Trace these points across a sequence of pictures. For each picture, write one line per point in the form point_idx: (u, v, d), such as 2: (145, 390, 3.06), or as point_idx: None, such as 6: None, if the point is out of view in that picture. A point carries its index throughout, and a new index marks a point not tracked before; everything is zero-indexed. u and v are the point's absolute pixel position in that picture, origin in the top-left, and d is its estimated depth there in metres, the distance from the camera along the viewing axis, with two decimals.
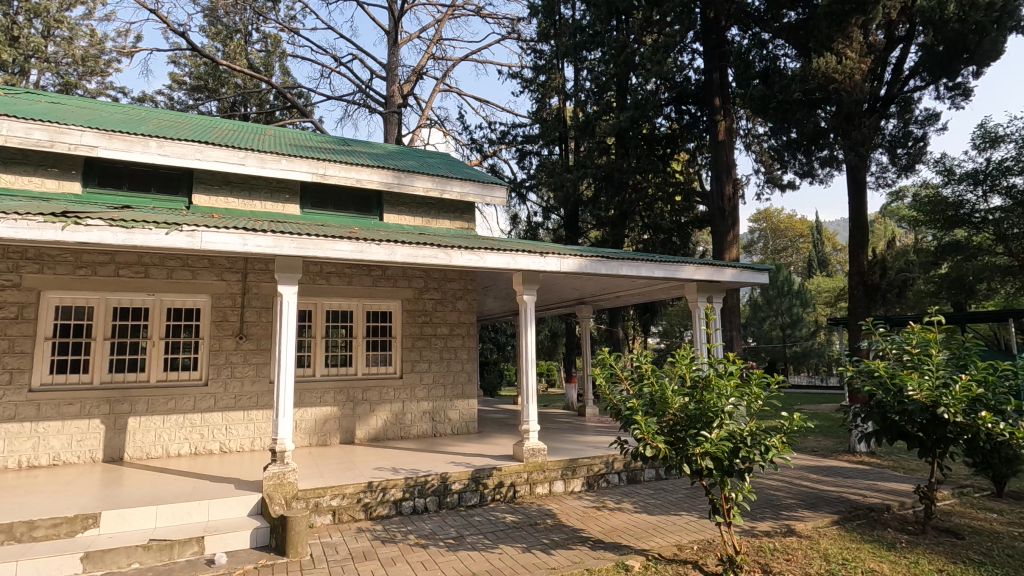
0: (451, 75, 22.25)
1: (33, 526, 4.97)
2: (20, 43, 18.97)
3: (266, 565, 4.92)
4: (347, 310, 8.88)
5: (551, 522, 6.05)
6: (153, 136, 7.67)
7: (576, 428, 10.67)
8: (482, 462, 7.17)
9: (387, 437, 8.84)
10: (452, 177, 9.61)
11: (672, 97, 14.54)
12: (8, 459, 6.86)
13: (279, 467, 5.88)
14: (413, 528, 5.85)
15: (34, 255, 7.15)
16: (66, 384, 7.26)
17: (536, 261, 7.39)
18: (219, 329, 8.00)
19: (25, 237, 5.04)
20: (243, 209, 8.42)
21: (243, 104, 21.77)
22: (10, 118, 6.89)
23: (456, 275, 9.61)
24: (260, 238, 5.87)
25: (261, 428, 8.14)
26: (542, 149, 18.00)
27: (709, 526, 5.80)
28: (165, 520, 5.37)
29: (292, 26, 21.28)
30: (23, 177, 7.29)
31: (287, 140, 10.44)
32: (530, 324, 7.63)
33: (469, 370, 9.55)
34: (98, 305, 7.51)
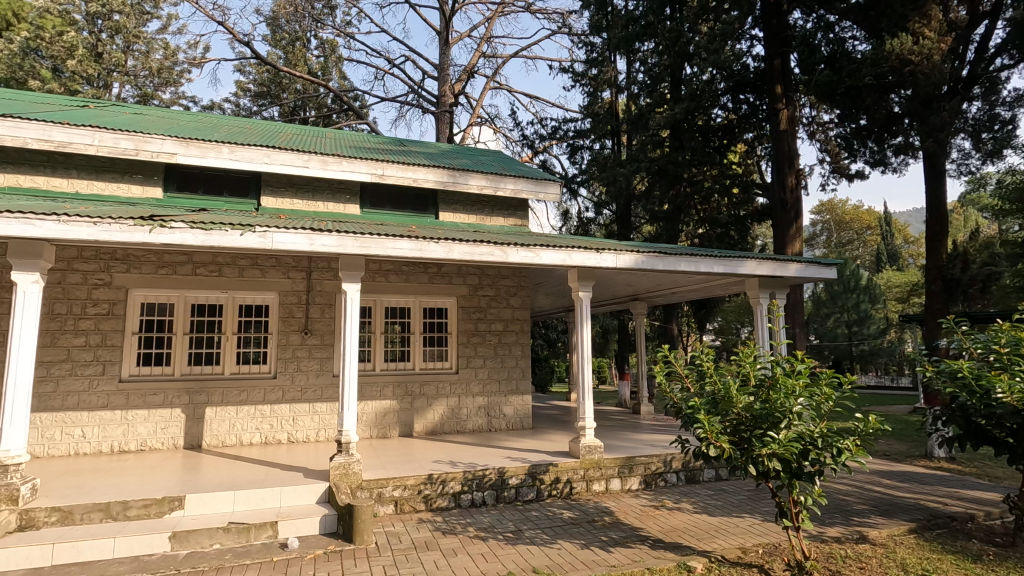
0: (501, 73, 22.31)
1: (127, 505, 5.38)
2: (104, 59, 20.41)
3: (334, 551, 5.14)
4: (405, 306, 9.11)
5: (608, 520, 6.02)
6: (225, 141, 8.06)
7: (631, 426, 10.51)
8: (538, 459, 7.20)
9: (443, 431, 9.03)
10: (506, 174, 9.67)
11: (730, 86, 13.91)
12: (102, 444, 7.47)
13: (344, 457, 6.13)
14: (472, 521, 5.97)
15: (122, 256, 7.72)
16: (151, 375, 7.81)
17: (592, 258, 7.32)
18: (286, 324, 8.38)
19: (117, 240, 5.48)
20: (307, 209, 8.77)
21: (303, 109, 22.57)
22: (101, 130, 7.49)
23: (510, 272, 9.66)
24: (325, 237, 6.12)
25: (326, 420, 8.48)
26: (593, 144, 17.77)
27: (774, 530, 5.61)
28: (242, 505, 5.70)
29: (348, 31, 21.98)
30: (112, 183, 7.87)
31: (347, 142, 10.81)
32: (585, 319, 7.58)
33: (523, 366, 9.59)
34: (178, 301, 8.02)
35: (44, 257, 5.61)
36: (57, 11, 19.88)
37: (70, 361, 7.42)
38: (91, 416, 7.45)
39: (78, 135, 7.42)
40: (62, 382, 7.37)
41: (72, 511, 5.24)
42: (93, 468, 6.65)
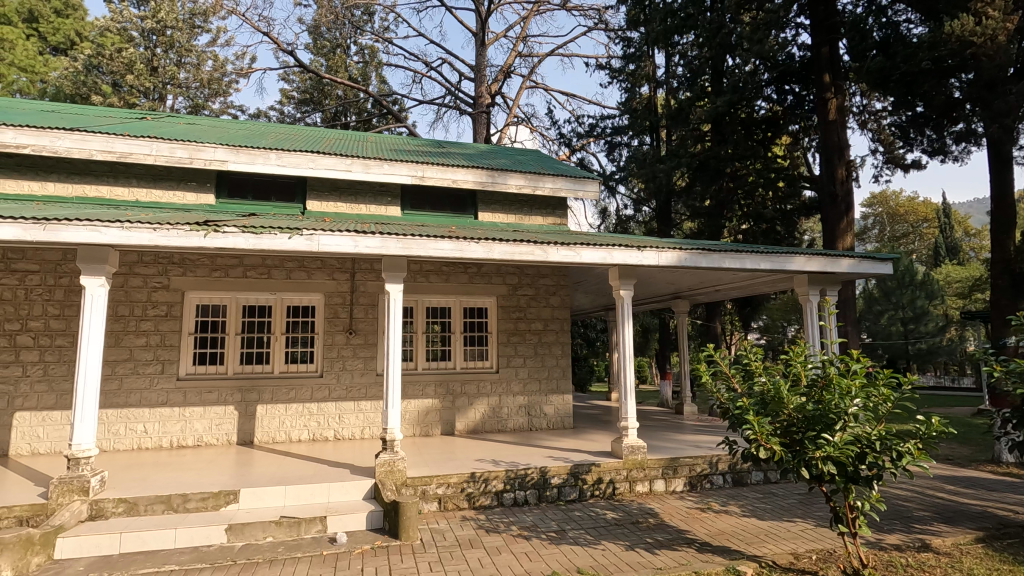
0: (537, 71, 22.24)
1: (187, 498, 5.64)
2: (159, 73, 21.37)
3: (381, 546, 5.24)
4: (445, 306, 9.21)
5: (653, 521, 5.94)
6: (273, 148, 8.35)
7: (674, 426, 10.32)
8: (581, 458, 7.16)
9: (484, 430, 9.08)
10: (545, 173, 9.65)
11: (774, 76, 13.21)
12: (163, 439, 7.86)
13: (389, 454, 6.25)
14: (515, 519, 5.99)
15: (179, 260, 8.09)
16: (207, 373, 8.16)
17: (634, 256, 7.23)
18: (332, 325, 8.61)
19: (175, 244, 5.76)
20: (350, 212, 8.98)
21: (344, 114, 23.10)
22: (158, 140, 7.86)
23: (550, 271, 9.65)
24: (369, 239, 6.26)
25: (370, 418, 8.67)
26: (632, 140, 17.52)
27: (828, 536, 5.40)
28: (292, 499, 5.88)
29: (386, 36, 22.36)
30: (169, 191, 8.25)
31: (388, 145, 11.00)
32: (627, 318, 7.48)
33: (563, 365, 9.55)
34: (230, 303, 8.34)
35: (109, 262, 5.94)
36: (116, 29, 21.01)
37: (133, 360, 7.82)
38: (152, 412, 7.84)
39: (138, 146, 7.83)
40: (126, 380, 7.78)
41: (136, 502, 5.52)
42: (154, 462, 7.00)
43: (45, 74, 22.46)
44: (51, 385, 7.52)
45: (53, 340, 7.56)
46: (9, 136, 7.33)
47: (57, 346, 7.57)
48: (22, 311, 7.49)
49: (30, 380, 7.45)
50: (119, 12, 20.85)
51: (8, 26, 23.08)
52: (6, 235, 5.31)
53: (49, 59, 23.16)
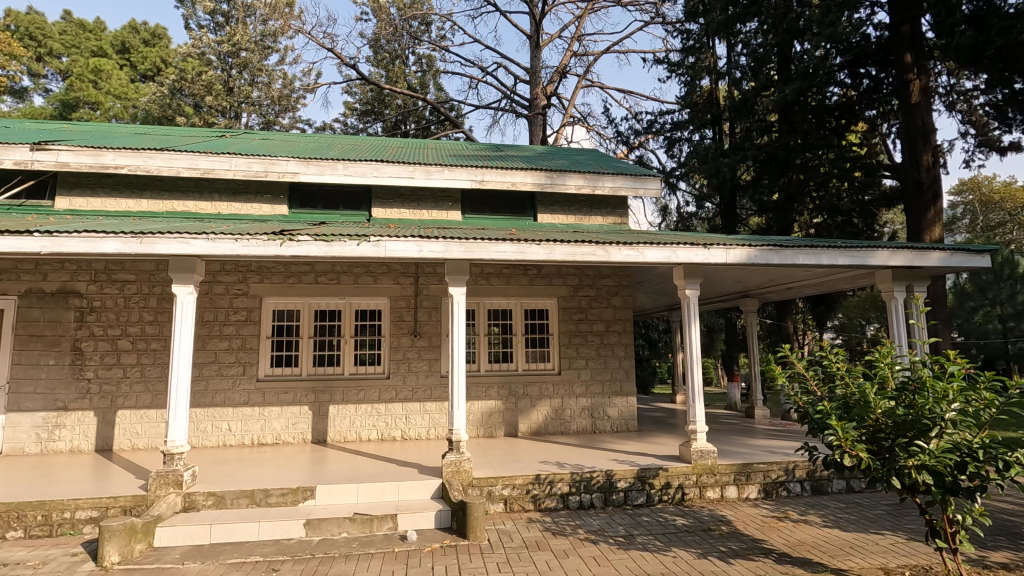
0: (593, 70, 22.04)
1: (268, 493, 5.95)
2: (234, 93, 22.71)
3: (450, 545, 5.33)
4: (507, 308, 9.28)
5: (726, 529, 5.71)
6: (340, 159, 8.69)
7: (745, 430, 9.87)
8: (647, 462, 7.00)
9: (548, 432, 9.07)
10: (604, 172, 9.52)
11: (848, 60, 12.54)
12: (245, 436, 8.34)
13: (455, 455, 6.35)
14: (582, 523, 5.93)
15: (256, 268, 8.58)
16: (283, 375, 8.60)
17: (700, 254, 7.00)
18: (397, 328, 8.86)
19: (254, 253, 6.11)
20: (413, 218, 9.20)
21: (404, 122, 23.72)
22: (237, 156, 8.37)
23: (611, 272, 9.50)
24: (433, 244, 6.40)
25: (436, 418, 8.85)
26: (693, 135, 17.01)
27: (922, 551, 5.02)
28: (365, 497, 6.09)
29: (443, 44, 22.83)
30: (247, 204, 8.76)
31: (447, 151, 11.21)
32: (694, 319, 7.25)
33: (626, 367, 9.40)
34: (303, 307, 8.76)
35: (196, 270, 6.38)
36: (196, 54, 22.52)
37: (217, 362, 8.35)
38: (235, 411, 8.35)
39: (220, 162, 8.38)
40: (212, 381, 8.32)
41: (224, 496, 5.90)
42: (238, 459, 7.44)
43: (136, 100, 24.38)
44: (148, 385, 8.15)
45: (148, 343, 8.20)
46: (109, 158, 8.04)
47: (152, 350, 8.21)
48: (122, 317, 8.18)
49: (129, 381, 8.11)
50: (199, 38, 22.38)
51: (105, 58, 25.33)
52: (110, 248, 5.83)
53: (140, 86, 25.16)
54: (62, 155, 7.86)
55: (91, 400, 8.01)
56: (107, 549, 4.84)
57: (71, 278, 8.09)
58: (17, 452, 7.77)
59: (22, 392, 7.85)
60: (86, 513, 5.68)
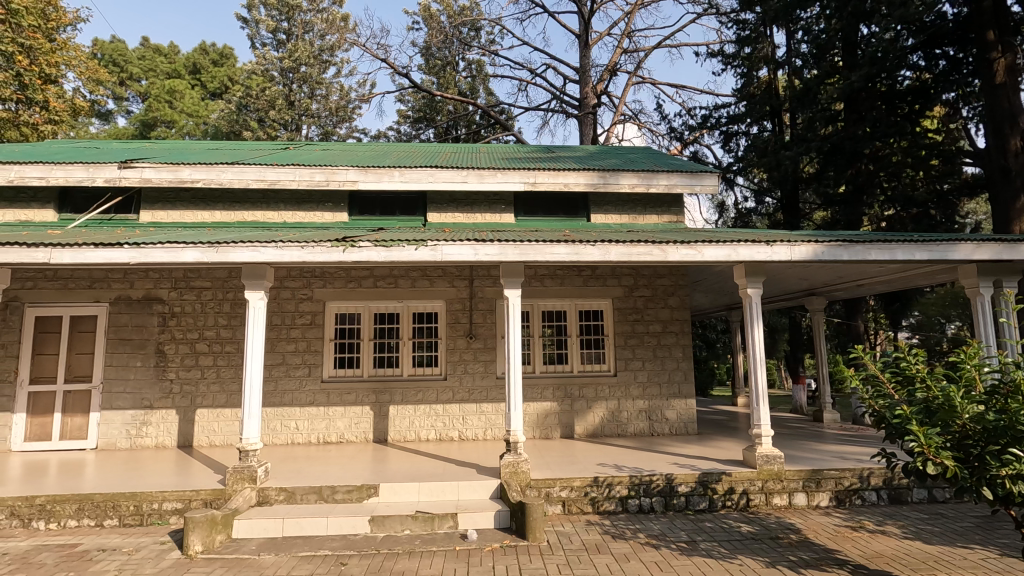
0: (644, 66, 21.68)
1: (335, 490, 6.20)
2: (296, 106, 23.79)
3: (510, 545, 5.38)
4: (561, 309, 9.27)
5: (796, 538, 5.48)
6: (396, 166, 8.93)
7: (813, 435, 9.42)
8: (709, 466, 6.81)
9: (605, 434, 8.98)
10: (659, 170, 9.35)
11: (922, 41, 11.75)
12: (311, 435, 8.71)
13: (513, 456, 6.40)
14: (642, 527, 5.85)
15: (320, 274, 8.95)
16: (346, 376, 8.92)
17: (763, 251, 6.76)
18: (453, 329, 9.02)
19: (319, 259, 6.38)
20: (467, 221, 9.34)
21: (455, 127, 24.05)
22: (301, 167, 8.77)
23: (667, 271, 9.31)
24: (488, 247, 6.49)
25: (492, 419, 8.94)
26: (750, 128, 16.42)
27: (1017, 569, 4.63)
28: (426, 496, 6.24)
29: (492, 48, 23.07)
30: (310, 213, 9.15)
31: (499, 154, 11.32)
32: (757, 319, 7.00)
33: (685, 369, 9.18)
34: (364, 311, 9.06)
35: (266, 277, 6.73)
36: (261, 71, 23.72)
37: (285, 364, 8.76)
38: (302, 410, 8.74)
39: (286, 173, 8.80)
40: (281, 382, 8.74)
41: (294, 492, 6.18)
42: (305, 456, 7.79)
43: (206, 117, 25.91)
44: (223, 386, 8.66)
45: (223, 346, 8.71)
46: (186, 173, 8.59)
47: (227, 352, 8.71)
48: (199, 322, 8.72)
49: (207, 381, 8.64)
50: (263, 56, 23.56)
51: (179, 80, 27.11)
52: (191, 258, 6.25)
53: (209, 104, 26.75)
54: (145, 172, 8.48)
55: (173, 399, 8.58)
56: (191, 538, 5.18)
57: (154, 286, 8.71)
58: (110, 446, 8.42)
59: (113, 391, 8.50)
60: (172, 504, 6.10)
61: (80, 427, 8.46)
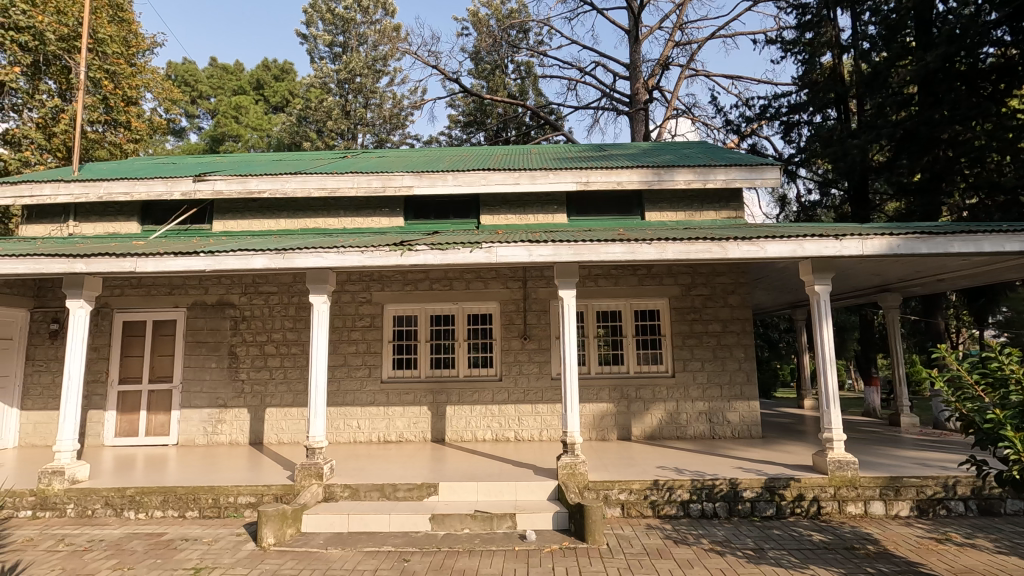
0: (697, 59, 21.10)
1: (397, 487, 6.36)
2: (352, 116, 24.62)
3: (569, 547, 5.35)
4: (616, 309, 9.15)
5: (873, 549, 5.16)
6: (450, 170, 9.09)
7: (890, 439, 8.85)
8: (776, 471, 6.53)
9: (663, 436, 8.79)
10: (716, 165, 9.05)
11: (1007, 14, 10.80)
12: (372, 434, 8.98)
13: (570, 457, 6.37)
14: (705, 533, 5.68)
15: (378, 277, 9.23)
16: (404, 377, 9.15)
17: (832, 246, 6.42)
18: (508, 331, 9.07)
19: (377, 263, 6.58)
20: (520, 223, 9.37)
21: (505, 130, 24.17)
22: (359, 175, 9.06)
23: (727, 269, 9.00)
24: (542, 248, 6.49)
25: (548, 420, 8.92)
26: (813, 117, 15.67)
27: None
28: (484, 495, 6.30)
29: (541, 49, 23.06)
30: (367, 218, 9.43)
31: (550, 155, 11.30)
32: (825, 317, 6.67)
33: (747, 369, 8.85)
34: (420, 313, 9.27)
35: (329, 282, 6.99)
36: (319, 84, 24.70)
37: (346, 365, 9.08)
38: (363, 410, 9.02)
39: (345, 181, 9.12)
40: (343, 382, 9.06)
41: (358, 488, 6.39)
42: (367, 455, 8.03)
43: (269, 130, 27.22)
44: (290, 386, 9.06)
45: (289, 348, 9.12)
46: (254, 184, 9.05)
47: (293, 354, 9.11)
48: (267, 325, 9.17)
49: (275, 381, 9.07)
50: (321, 69, 24.51)
51: (244, 96, 28.61)
52: (260, 264, 6.59)
53: (272, 117, 28.07)
54: (217, 184, 8.99)
55: (244, 398, 9.06)
56: (265, 531, 5.46)
57: (227, 291, 9.23)
58: (189, 442, 8.98)
59: (191, 391, 9.06)
60: (246, 498, 6.44)
61: (162, 424, 9.07)
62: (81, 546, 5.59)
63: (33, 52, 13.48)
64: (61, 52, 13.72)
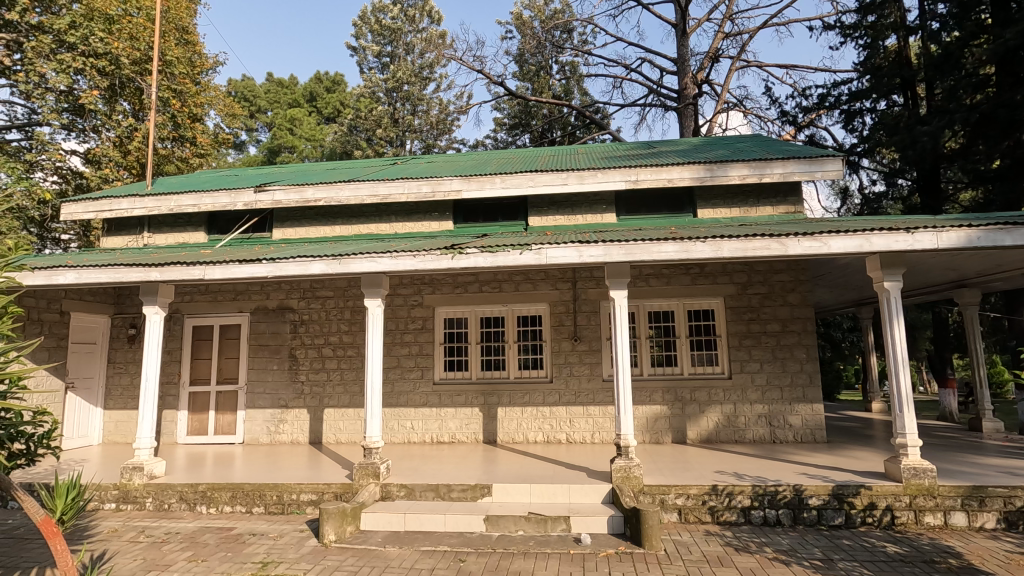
0: (748, 49, 20.40)
1: (451, 488, 6.44)
2: (400, 123, 25.21)
3: (626, 551, 5.27)
4: (669, 309, 8.95)
5: (957, 564, 4.82)
6: (498, 173, 9.14)
7: (972, 446, 8.24)
8: (844, 478, 6.22)
9: (720, 440, 8.52)
10: (772, 158, 8.71)
11: None
12: (425, 434, 9.13)
13: (624, 460, 6.27)
14: (768, 541, 5.47)
15: (429, 280, 9.39)
16: (456, 378, 9.26)
17: (902, 240, 6.06)
18: (558, 332, 9.03)
19: (429, 267, 6.68)
20: (568, 223, 9.32)
21: (550, 131, 24.13)
22: (409, 180, 9.25)
23: (786, 266, 8.65)
24: (593, 248, 6.43)
25: (600, 422, 8.82)
26: (877, 104, 14.83)
27: None
28: (537, 497, 6.30)
29: (585, 48, 22.89)
30: (418, 223, 9.61)
31: (598, 154, 11.18)
32: (896, 315, 6.28)
33: (810, 371, 8.46)
34: (471, 315, 9.36)
35: (383, 285, 7.16)
36: (368, 94, 25.38)
37: (399, 367, 9.28)
38: (416, 411, 9.19)
39: (396, 187, 9.34)
40: (396, 384, 9.26)
41: (414, 488, 6.52)
42: (422, 455, 8.17)
43: (322, 140, 28.21)
44: (347, 387, 9.35)
45: (345, 350, 9.40)
46: (310, 193, 9.40)
47: (349, 355, 9.38)
48: (324, 328, 9.49)
49: (332, 383, 9.38)
50: (370, 79, 25.17)
51: (299, 108, 29.75)
52: (318, 269, 6.83)
53: (325, 128, 29.09)
54: (277, 195, 9.39)
55: (304, 399, 9.40)
56: (326, 528, 5.65)
57: (286, 296, 9.61)
58: (254, 441, 9.40)
59: (255, 392, 9.48)
60: (308, 496, 6.68)
61: (229, 424, 9.54)
62: (160, 538, 5.95)
63: (110, 75, 14.50)
64: (134, 74, 14.74)
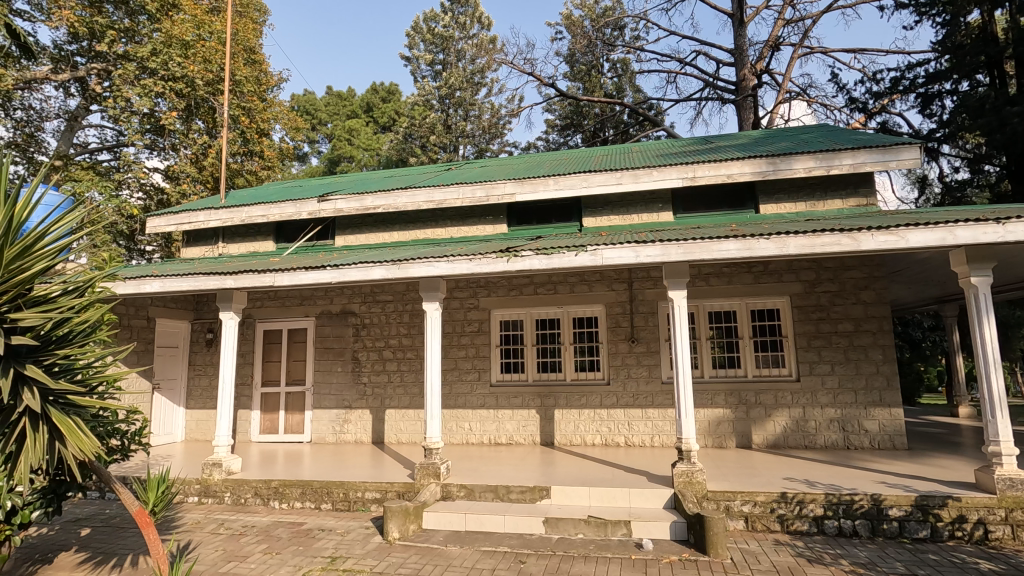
0: (812, 35, 19.44)
1: (510, 489, 6.49)
2: (453, 129, 25.69)
3: (690, 559, 5.13)
4: (730, 309, 8.66)
5: None
6: (551, 175, 9.13)
7: None
8: (929, 488, 5.79)
9: (788, 445, 8.15)
10: (841, 149, 8.27)
11: None
12: (483, 436, 9.23)
13: (687, 465, 6.10)
14: (844, 553, 5.18)
15: (484, 284, 9.50)
16: (513, 380, 9.31)
17: (991, 232, 5.59)
18: (614, 333, 8.92)
19: (485, 270, 6.77)
20: (623, 223, 9.19)
21: (603, 130, 23.88)
22: (464, 185, 9.40)
23: (858, 262, 8.18)
24: (650, 248, 6.32)
25: (659, 425, 8.63)
26: (958, 85, 13.77)
27: None
28: (597, 501, 6.24)
29: (637, 44, 22.53)
30: (472, 227, 9.74)
31: (653, 152, 10.96)
32: (986, 312, 5.81)
33: (887, 373, 7.95)
34: (526, 317, 9.40)
35: (440, 289, 7.29)
36: (422, 102, 25.99)
37: (457, 369, 9.44)
38: (474, 412, 9.31)
39: (451, 192, 9.52)
40: (454, 385, 9.42)
41: (473, 489, 6.61)
42: (480, 456, 8.28)
43: (378, 148, 29.12)
44: (406, 389, 9.59)
45: (405, 352, 9.66)
46: (370, 200, 9.73)
47: (408, 358, 9.63)
48: (385, 331, 9.79)
49: (393, 384, 9.65)
50: (423, 87, 25.72)
51: (357, 119, 30.82)
52: (379, 274, 7.05)
53: (381, 137, 30.00)
54: (339, 204, 9.78)
55: (366, 400, 9.73)
56: (391, 525, 5.82)
57: (349, 301, 9.98)
58: (320, 440, 9.81)
59: (321, 393, 9.90)
60: (372, 493, 6.90)
61: (298, 423, 9.99)
62: (238, 531, 6.31)
63: (186, 96, 15.54)
64: (207, 94, 15.74)
